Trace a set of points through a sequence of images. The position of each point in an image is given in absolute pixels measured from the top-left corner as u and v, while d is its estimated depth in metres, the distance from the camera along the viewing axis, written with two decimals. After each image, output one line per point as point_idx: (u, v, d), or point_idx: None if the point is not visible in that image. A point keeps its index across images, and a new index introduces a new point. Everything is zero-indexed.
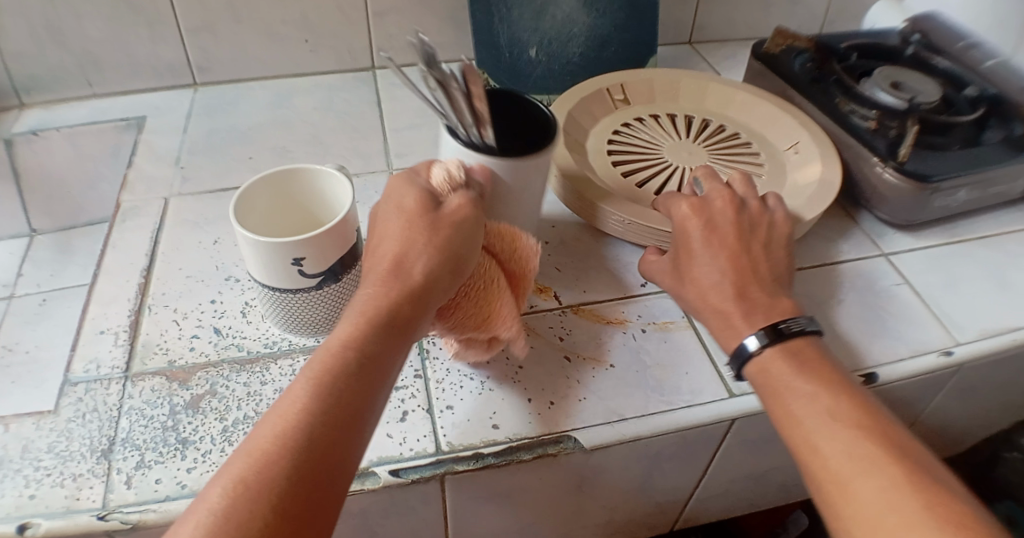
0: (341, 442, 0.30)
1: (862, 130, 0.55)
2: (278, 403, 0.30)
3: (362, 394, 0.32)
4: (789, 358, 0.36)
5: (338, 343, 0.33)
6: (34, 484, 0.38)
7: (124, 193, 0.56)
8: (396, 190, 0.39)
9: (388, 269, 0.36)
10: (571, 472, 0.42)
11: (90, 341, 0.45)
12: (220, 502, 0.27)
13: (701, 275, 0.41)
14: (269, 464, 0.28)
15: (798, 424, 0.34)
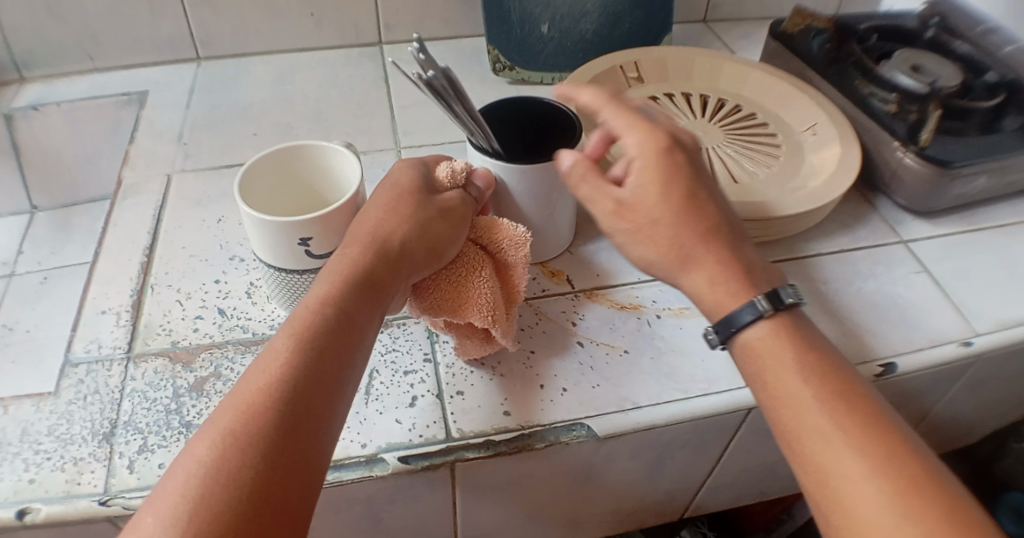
0: (323, 392, 0.31)
1: (881, 113, 0.53)
2: (260, 361, 0.31)
3: (341, 349, 0.32)
4: (779, 337, 0.34)
5: (314, 302, 0.33)
6: (33, 467, 0.38)
7: (125, 170, 0.54)
8: (393, 179, 0.41)
9: (369, 237, 0.37)
10: (583, 460, 0.42)
11: (91, 321, 0.44)
12: (208, 452, 0.27)
13: (673, 214, 0.35)
14: (255, 414, 0.28)
15: (799, 411, 0.31)
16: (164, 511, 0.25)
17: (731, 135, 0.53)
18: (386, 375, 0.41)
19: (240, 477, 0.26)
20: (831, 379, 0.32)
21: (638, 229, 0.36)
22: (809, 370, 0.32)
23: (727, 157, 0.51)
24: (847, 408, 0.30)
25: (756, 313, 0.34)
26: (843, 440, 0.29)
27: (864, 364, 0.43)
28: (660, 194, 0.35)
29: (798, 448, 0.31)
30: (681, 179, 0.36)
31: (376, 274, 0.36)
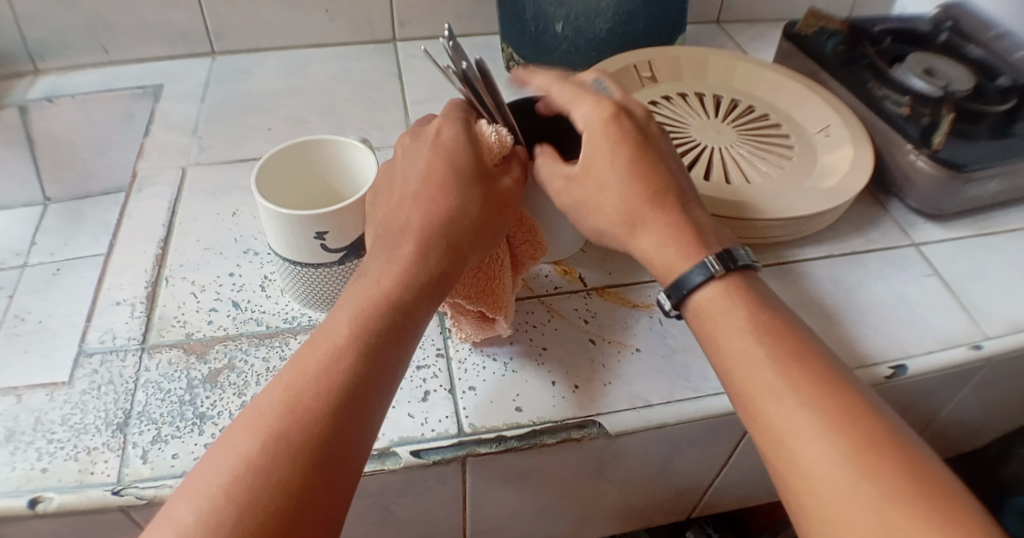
0: (370, 398, 0.31)
1: (894, 115, 0.53)
2: (313, 355, 0.31)
3: (391, 354, 0.32)
4: (720, 295, 0.36)
5: (373, 299, 0.33)
6: (47, 457, 0.38)
7: (140, 162, 0.55)
8: (440, 148, 0.38)
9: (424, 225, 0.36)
10: (594, 456, 0.42)
11: (105, 312, 0.45)
12: (252, 452, 0.27)
13: (618, 182, 0.37)
14: (307, 421, 0.29)
15: (756, 375, 0.32)
16: (205, 507, 0.26)
17: (743, 135, 0.53)
18: None
19: (281, 482, 0.27)
20: (771, 331, 0.34)
21: (589, 198, 0.38)
22: (748, 324, 0.34)
23: (740, 157, 0.51)
24: (782, 356, 0.32)
25: (705, 273, 0.36)
26: (778, 386, 0.31)
27: (876, 365, 0.43)
28: (609, 163, 0.38)
29: (750, 407, 0.32)
30: (627, 149, 0.38)
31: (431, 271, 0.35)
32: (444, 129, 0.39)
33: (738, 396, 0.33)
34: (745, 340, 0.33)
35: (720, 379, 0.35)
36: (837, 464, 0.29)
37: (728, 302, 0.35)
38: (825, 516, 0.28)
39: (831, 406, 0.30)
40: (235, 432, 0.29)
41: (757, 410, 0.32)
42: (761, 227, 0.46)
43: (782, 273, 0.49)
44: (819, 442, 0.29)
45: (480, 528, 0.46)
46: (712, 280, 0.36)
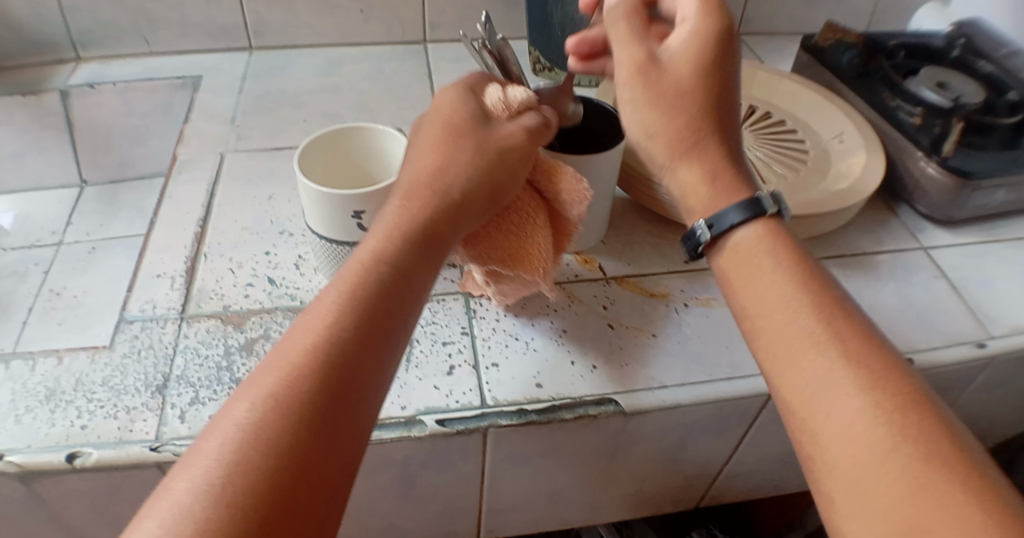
0: (367, 359, 0.30)
1: (907, 125, 0.56)
2: (307, 317, 0.31)
3: (387, 313, 0.32)
4: (754, 245, 0.36)
5: (368, 260, 0.34)
6: (87, 414, 0.40)
7: (180, 147, 0.57)
8: (441, 117, 0.40)
9: (422, 195, 0.37)
10: (610, 436, 0.43)
11: (146, 284, 0.47)
12: (248, 416, 0.27)
13: (691, 95, 0.37)
14: (299, 378, 0.28)
15: (782, 317, 0.33)
16: (198, 471, 0.25)
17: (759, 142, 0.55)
18: (425, 345, 0.44)
19: (278, 445, 0.26)
20: (804, 279, 0.34)
21: (654, 95, 0.37)
22: (783, 274, 0.34)
23: (756, 161, 0.53)
24: (815, 305, 0.33)
25: (744, 212, 0.36)
26: (809, 341, 0.32)
27: None
28: (692, 71, 0.37)
29: (771, 350, 0.33)
30: (715, 65, 0.38)
31: (428, 238, 0.36)
32: (448, 100, 0.41)
33: (767, 352, 0.33)
34: (774, 286, 0.34)
35: (744, 317, 0.35)
36: (872, 421, 0.29)
37: (763, 252, 0.36)
38: (835, 461, 0.29)
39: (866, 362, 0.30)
40: (231, 397, 0.28)
41: (779, 351, 0.32)
42: None
43: None
44: (852, 398, 0.29)
45: (496, 506, 0.48)
46: (749, 222, 0.36)
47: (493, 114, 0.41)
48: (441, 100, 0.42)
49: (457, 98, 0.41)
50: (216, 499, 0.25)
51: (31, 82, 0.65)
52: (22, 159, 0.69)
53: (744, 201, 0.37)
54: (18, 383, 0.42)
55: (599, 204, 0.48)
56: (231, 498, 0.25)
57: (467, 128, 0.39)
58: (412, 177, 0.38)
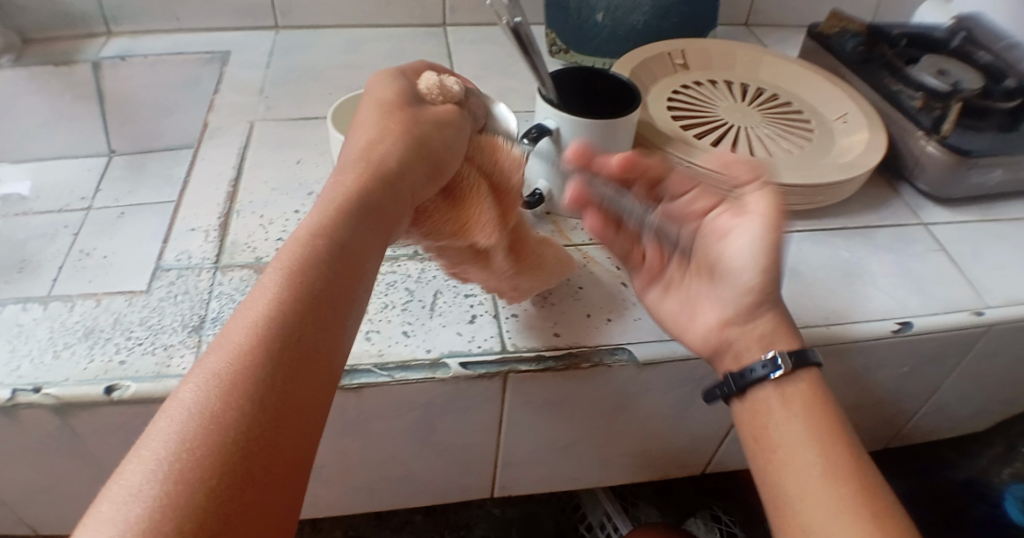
0: (320, 324, 0.30)
1: (908, 107, 0.59)
2: (251, 297, 0.30)
3: (330, 281, 0.31)
4: (795, 392, 0.38)
5: (307, 235, 0.33)
6: (125, 351, 0.42)
7: (212, 115, 0.60)
8: (375, 97, 0.43)
9: (363, 175, 0.37)
10: (622, 387, 0.45)
11: (182, 236, 0.49)
12: (199, 395, 0.26)
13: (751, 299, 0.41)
14: (246, 355, 0.28)
15: (776, 446, 0.37)
16: (150, 458, 0.24)
17: (768, 120, 0.58)
18: (449, 296, 0.46)
19: (240, 415, 0.26)
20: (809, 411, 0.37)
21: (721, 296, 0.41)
22: (809, 419, 0.37)
23: (765, 137, 0.55)
24: (812, 437, 0.36)
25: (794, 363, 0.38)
26: (820, 476, 0.35)
27: (883, 320, 0.47)
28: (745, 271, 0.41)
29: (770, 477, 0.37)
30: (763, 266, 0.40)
31: (374, 211, 0.35)
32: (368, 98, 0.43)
33: (775, 482, 0.36)
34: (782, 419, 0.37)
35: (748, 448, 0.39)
36: None
37: (801, 400, 0.38)
38: None
39: (873, 501, 0.33)
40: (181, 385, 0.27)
41: (776, 478, 0.36)
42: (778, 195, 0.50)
43: (800, 239, 0.53)
44: (852, 530, 0.32)
45: (511, 459, 0.50)
46: (800, 371, 0.38)
47: (427, 93, 0.43)
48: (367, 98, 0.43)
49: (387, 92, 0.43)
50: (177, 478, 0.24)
51: (65, 54, 0.68)
52: (53, 128, 0.72)
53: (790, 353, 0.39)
54: (58, 322, 0.45)
55: None
56: (187, 474, 0.24)
57: (398, 108, 0.41)
58: (351, 163, 0.38)
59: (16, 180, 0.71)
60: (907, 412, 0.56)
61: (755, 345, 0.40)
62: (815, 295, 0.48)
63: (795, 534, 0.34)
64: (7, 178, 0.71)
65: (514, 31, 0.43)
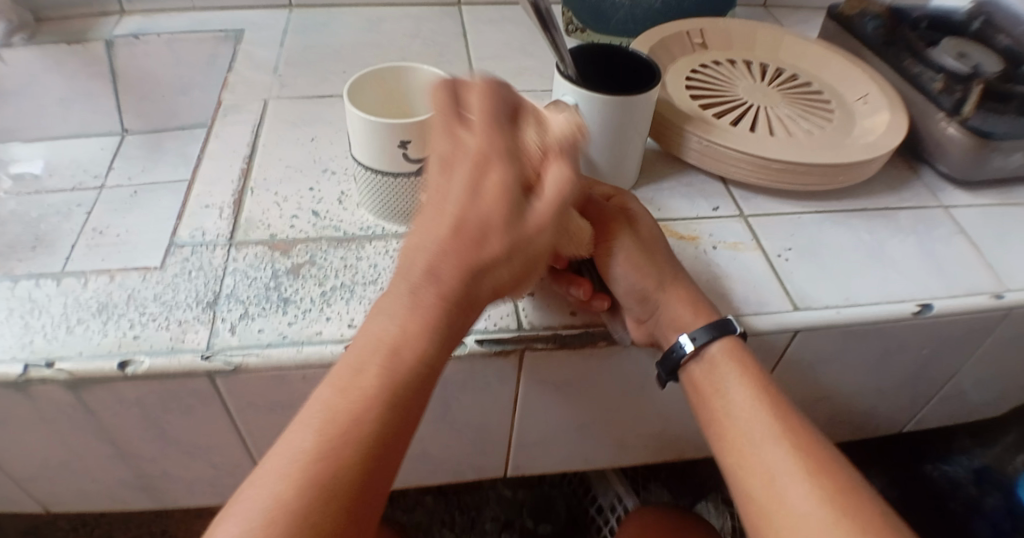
0: (397, 429, 0.33)
1: (929, 89, 0.58)
2: (349, 391, 0.33)
3: (414, 398, 0.34)
4: (719, 363, 0.41)
5: (407, 345, 0.35)
6: (139, 326, 0.42)
7: (227, 93, 0.60)
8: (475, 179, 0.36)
9: (449, 293, 0.36)
10: (638, 366, 0.45)
11: (196, 213, 0.49)
12: (287, 486, 0.31)
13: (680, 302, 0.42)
14: (336, 460, 0.31)
15: (733, 419, 0.39)
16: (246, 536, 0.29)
17: (788, 100, 0.57)
18: None
19: (317, 516, 0.30)
20: (757, 381, 0.40)
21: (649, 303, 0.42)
22: (742, 382, 0.40)
23: (785, 118, 0.54)
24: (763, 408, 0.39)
25: (710, 334, 0.41)
26: (777, 445, 0.37)
27: (903, 302, 0.46)
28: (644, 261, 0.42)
29: (729, 452, 0.39)
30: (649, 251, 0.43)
31: (452, 332, 0.36)
32: (476, 179, 0.36)
33: (732, 453, 0.39)
34: (733, 392, 0.40)
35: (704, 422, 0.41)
36: (819, 508, 0.35)
37: (729, 367, 0.40)
38: None
39: (814, 455, 0.37)
40: (275, 460, 0.32)
41: (733, 448, 0.39)
42: (800, 174, 0.50)
43: (819, 220, 0.52)
44: (800, 487, 0.36)
45: (525, 439, 0.50)
46: (718, 338, 0.41)
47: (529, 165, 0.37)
48: (473, 162, 0.36)
49: (505, 189, 0.35)
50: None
51: (78, 32, 0.69)
52: (68, 107, 0.72)
53: (710, 322, 0.41)
54: (71, 298, 0.45)
55: (637, 149, 0.50)
56: None
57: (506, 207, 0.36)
58: (438, 274, 0.35)
59: (30, 159, 0.71)
60: (923, 397, 0.56)
61: (669, 332, 0.42)
62: (834, 276, 0.48)
63: (749, 498, 0.37)
64: (22, 157, 0.71)
65: (534, 6, 0.43)
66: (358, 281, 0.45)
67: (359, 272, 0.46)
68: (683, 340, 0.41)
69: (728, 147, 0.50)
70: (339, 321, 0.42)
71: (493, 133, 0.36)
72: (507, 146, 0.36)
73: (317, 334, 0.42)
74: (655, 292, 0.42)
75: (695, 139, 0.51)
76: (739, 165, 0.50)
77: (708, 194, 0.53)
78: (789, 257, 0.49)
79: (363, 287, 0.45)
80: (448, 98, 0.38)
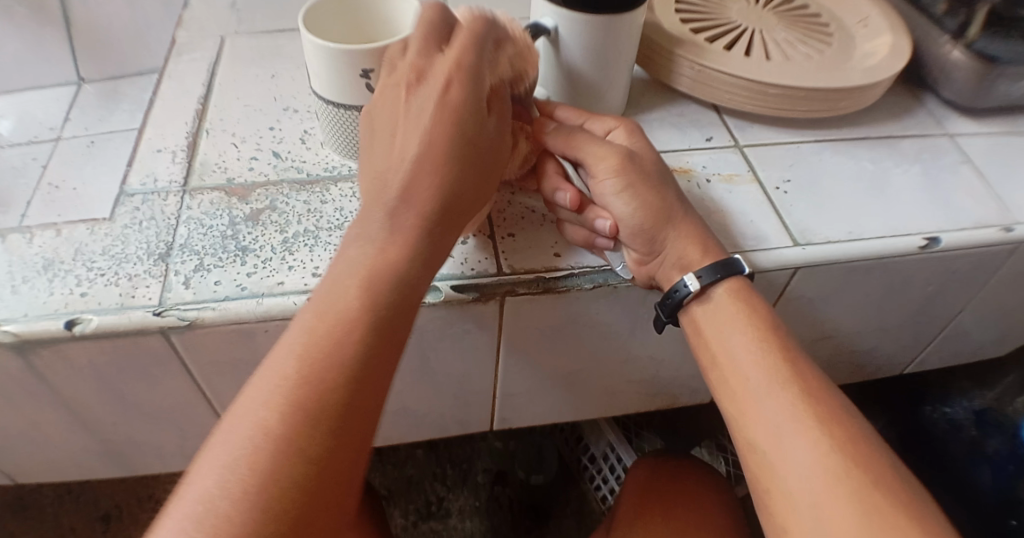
0: (382, 359, 0.30)
1: (934, 10, 0.54)
2: (327, 316, 0.30)
3: (399, 322, 0.32)
4: (721, 305, 0.38)
5: (388, 266, 0.32)
6: (87, 282, 0.39)
7: (180, 30, 0.55)
8: (438, 85, 0.34)
9: (427, 215, 0.34)
10: (628, 308, 0.42)
11: (147, 158, 0.45)
12: (269, 419, 0.28)
13: (697, 240, 0.38)
14: (321, 386, 0.29)
15: (737, 364, 0.36)
16: (225, 475, 0.27)
17: (786, 24, 0.53)
18: None
19: (302, 451, 0.27)
20: (763, 323, 0.37)
21: (653, 238, 0.38)
22: (746, 325, 0.37)
23: (781, 41, 0.50)
24: (764, 351, 0.36)
25: (715, 276, 0.37)
26: (779, 390, 0.35)
27: (910, 235, 0.43)
28: (647, 194, 0.37)
29: (730, 400, 0.36)
30: (652, 185, 0.38)
31: (428, 253, 0.34)
32: (444, 93, 0.33)
33: (733, 399, 0.36)
34: (735, 337, 0.36)
35: (705, 371, 0.38)
36: (820, 456, 0.32)
37: (732, 310, 0.37)
38: (810, 502, 0.32)
39: (819, 399, 0.34)
40: (252, 393, 0.29)
41: (733, 395, 0.36)
42: (799, 100, 0.46)
43: (819, 149, 0.49)
44: (808, 438, 0.33)
45: (511, 390, 0.47)
46: (722, 279, 0.38)
47: (482, 70, 0.34)
48: (443, 71, 0.34)
49: (468, 101, 0.34)
50: (237, 498, 0.26)
51: None
52: (25, 57, 0.73)
53: (713, 263, 0.38)
54: (15, 254, 0.41)
55: (624, 76, 0.46)
56: (248, 491, 0.26)
57: (466, 116, 0.34)
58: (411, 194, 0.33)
59: None
60: (926, 337, 0.54)
61: (672, 273, 0.38)
62: (836, 209, 0.45)
63: (753, 447, 0.35)
64: None
65: None
66: (324, 226, 0.41)
67: (325, 216, 0.42)
68: (686, 279, 0.37)
69: (721, 72, 0.46)
70: (302, 270, 0.39)
71: (470, 39, 0.35)
72: (484, 58, 0.35)
73: (279, 284, 0.38)
74: (660, 229, 0.38)
75: (685, 66, 0.47)
76: (731, 92, 0.47)
77: (701, 125, 0.50)
78: (787, 190, 0.45)
79: (328, 232, 0.41)
80: (436, 16, 0.35)
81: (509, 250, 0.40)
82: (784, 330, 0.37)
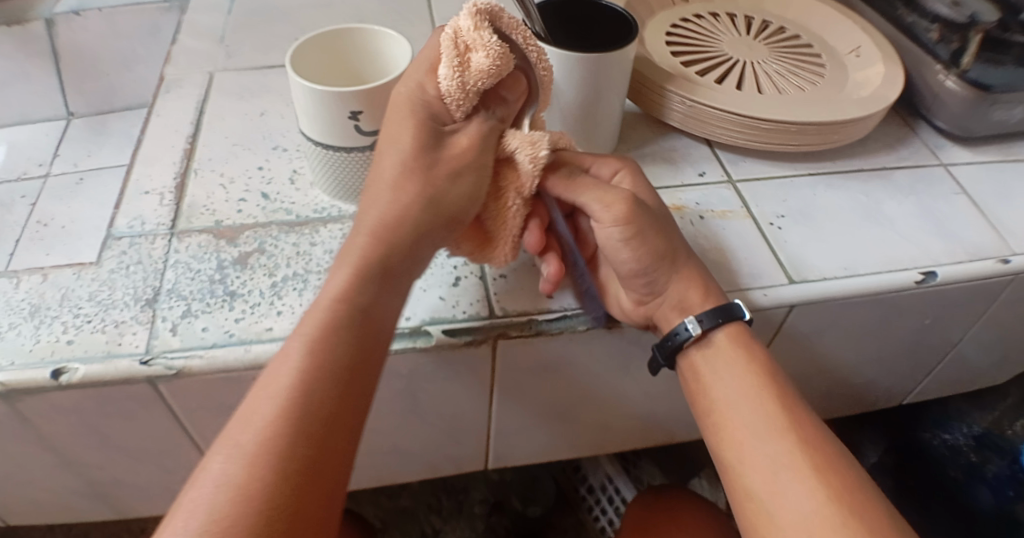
0: (347, 402, 0.30)
1: (924, 39, 0.54)
2: (281, 357, 0.30)
3: (363, 349, 0.31)
4: (719, 349, 0.37)
5: (331, 299, 0.32)
6: (73, 329, 0.38)
7: (168, 66, 0.55)
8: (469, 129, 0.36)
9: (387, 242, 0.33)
10: (622, 348, 0.42)
11: (134, 200, 0.44)
12: (231, 470, 0.27)
13: (704, 281, 0.38)
14: (281, 422, 0.28)
15: (732, 411, 0.36)
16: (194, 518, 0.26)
17: (776, 55, 0.53)
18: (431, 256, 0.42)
19: (269, 490, 0.26)
20: (760, 368, 0.36)
21: (652, 283, 0.37)
22: (742, 370, 0.36)
23: (773, 73, 0.50)
24: (762, 395, 0.35)
25: (715, 319, 0.37)
26: (777, 438, 0.34)
27: (906, 270, 0.43)
28: (651, 243, 0.36)
29: (726, 447, 0.36)
30: (657, 235, 0.37)
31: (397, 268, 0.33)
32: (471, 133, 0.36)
33: (730, 446, 0.35)
34: (731, 383, 0.36)
35: (701, 420, 0.38)
36: (820, 509, 0.32)
37: (733, 358, 0.37)
38: None
39: (818, 447, 0.34)
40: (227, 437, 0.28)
41: (730, 443, 0.35)
42: (790, 135, 0.46)
43: (812, 183, 0.48)
44: (807, 489, 0.32)
45: (504, 428, 0.47)
46: (721, 324, 0.37)
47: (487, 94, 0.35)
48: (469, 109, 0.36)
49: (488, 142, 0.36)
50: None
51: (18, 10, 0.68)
52: (12, 90, 0.72)
53: (712, 308, 0.37)
54: None
55: (615, 112, 0.46)
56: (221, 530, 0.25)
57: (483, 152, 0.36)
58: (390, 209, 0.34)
59: None
60: (923, 368, 0.53)
61: (671, 314, 0.38)
62: (832, 244, 0.44)
63: (749, 497, 0.34)
64: None
65: None
66: (313, 269, 0.41)
67: (314, 259, 0.42)
68: (687, 321, 0.37)
69: (713, 106, 0.46)
70: (291, 315, 0.39)
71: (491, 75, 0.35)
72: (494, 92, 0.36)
73: (266, 330, 0.38)
74: (662, 275, 0.37)
75: (676, 100, 0.47)
76: (723, 125, 0.46)
77: (694, 159, 0.49)
78: (782, 225, 0.45)
79: (318, 275, 0.41)
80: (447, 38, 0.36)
81: (502, 291, 0.40)
82: (782, 376, 0.37)
